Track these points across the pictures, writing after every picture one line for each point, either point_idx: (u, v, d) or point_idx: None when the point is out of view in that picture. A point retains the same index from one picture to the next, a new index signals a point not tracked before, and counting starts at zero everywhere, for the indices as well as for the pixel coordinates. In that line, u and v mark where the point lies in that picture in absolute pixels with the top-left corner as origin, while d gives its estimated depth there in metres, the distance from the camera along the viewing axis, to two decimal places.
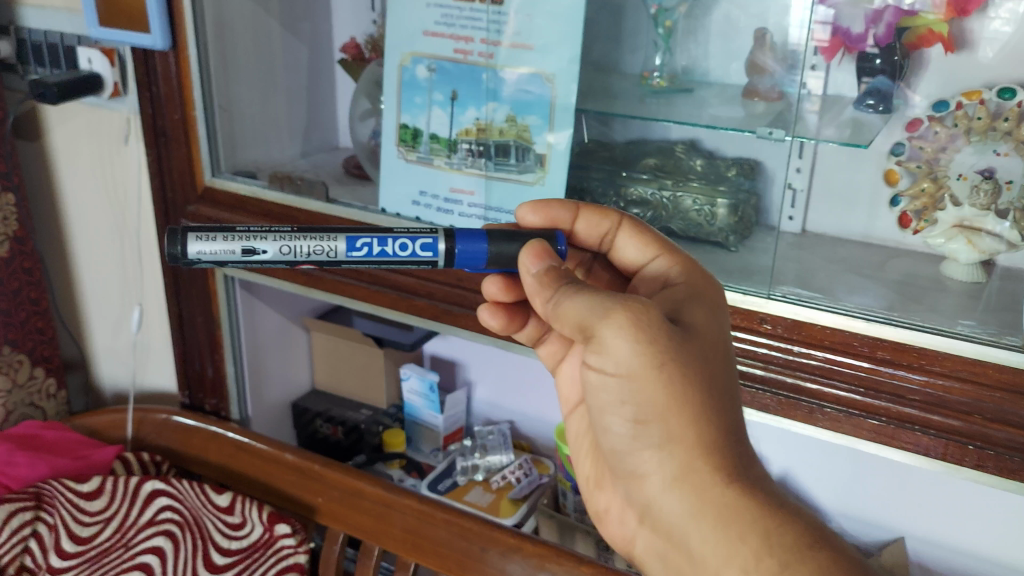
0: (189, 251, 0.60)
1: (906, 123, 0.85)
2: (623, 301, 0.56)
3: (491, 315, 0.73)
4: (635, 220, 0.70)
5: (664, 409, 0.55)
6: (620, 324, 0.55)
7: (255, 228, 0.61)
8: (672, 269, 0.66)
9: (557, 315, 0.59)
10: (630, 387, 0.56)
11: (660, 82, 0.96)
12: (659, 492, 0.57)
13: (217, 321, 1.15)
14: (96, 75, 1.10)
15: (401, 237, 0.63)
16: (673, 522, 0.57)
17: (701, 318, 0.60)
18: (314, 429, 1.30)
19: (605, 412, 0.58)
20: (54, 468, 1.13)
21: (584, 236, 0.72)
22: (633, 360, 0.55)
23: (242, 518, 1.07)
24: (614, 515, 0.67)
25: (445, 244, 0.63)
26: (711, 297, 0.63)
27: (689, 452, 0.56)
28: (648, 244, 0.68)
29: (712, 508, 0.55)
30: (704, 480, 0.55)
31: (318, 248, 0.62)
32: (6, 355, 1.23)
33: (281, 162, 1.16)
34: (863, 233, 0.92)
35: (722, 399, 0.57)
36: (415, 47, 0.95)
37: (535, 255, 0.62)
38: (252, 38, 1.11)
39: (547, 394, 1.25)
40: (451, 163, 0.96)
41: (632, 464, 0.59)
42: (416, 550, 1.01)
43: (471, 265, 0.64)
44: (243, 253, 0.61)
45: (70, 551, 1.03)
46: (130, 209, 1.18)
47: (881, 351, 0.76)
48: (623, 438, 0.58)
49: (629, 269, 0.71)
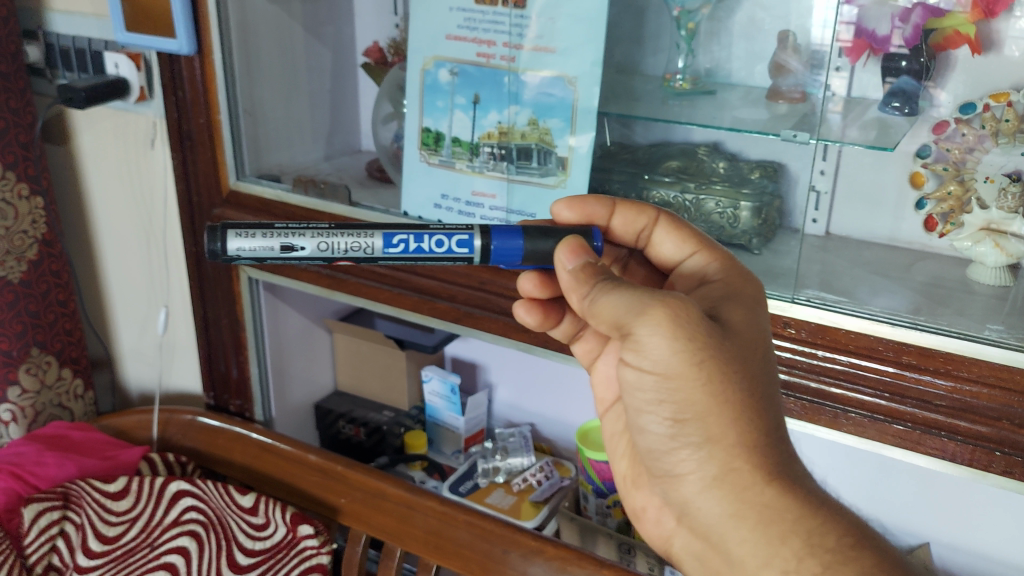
0: (229, 247, 0.60)
1: (933, 124, 0.84)
2: (660, 297, 0.55)
3: (528, 311, 0.72)
4: (672, 216, 0.69)
5: (703, 408, 0.55)
6: (657, 321, 0.54)
7: (293, 225, 0.61)
8: (710, 266, 0.66)
9: (593, 312, 0.58)
10: (667, 386, 0.56)
11: (683, 83, 0.95)
12: (697, 492, 0.57)
13: (241, 322, 1.16)
14: (122, 79, 1.12)
15: (438, 234, 0.62)
16: (712, 523, 0.57)
17: (739, 316, 0.60)
18: (337, 430, 1.31)
19: (642, 411, 0.58)
20: (82, 468, 1.14)
21: (620, 232, 0.71)
22: (671, 359, 0.55)
23: (266, 519, 1.07)
24: (650, 514, 0.66)
25: (480, 241, 0.63)
26: (750, 294, 0.63)
27: (729, 451, 0.55)
28: (686, 241, 0.68)
29: (753, 510, 0.55)
30: (744, 479, 0.55)
31: (356, 244, 0.62)
32: (34, 357, 1.25)
33: (305, 165, 1.17)
34: (888, 235, 0.91)
35: (762, 398, 0.57)
36: (438, 51, 0.95)
37: (571, 252, 0.61)
38: (277, 42, 1.12)
39: (568, 396, 1.26)
40: (473, 167, 0.96)
41: (669, 463, 0.58)
42: (439, 552, 1.01)
43: (506, 262, 0.64)
44: (282, 249, 0.61)
45: (96, 551, 1.04)
46: (156, 211, 1.20)
47: (907, 356, 0.76)
48: (660, 437, 0.58)
49: (666, 266, 0.71)
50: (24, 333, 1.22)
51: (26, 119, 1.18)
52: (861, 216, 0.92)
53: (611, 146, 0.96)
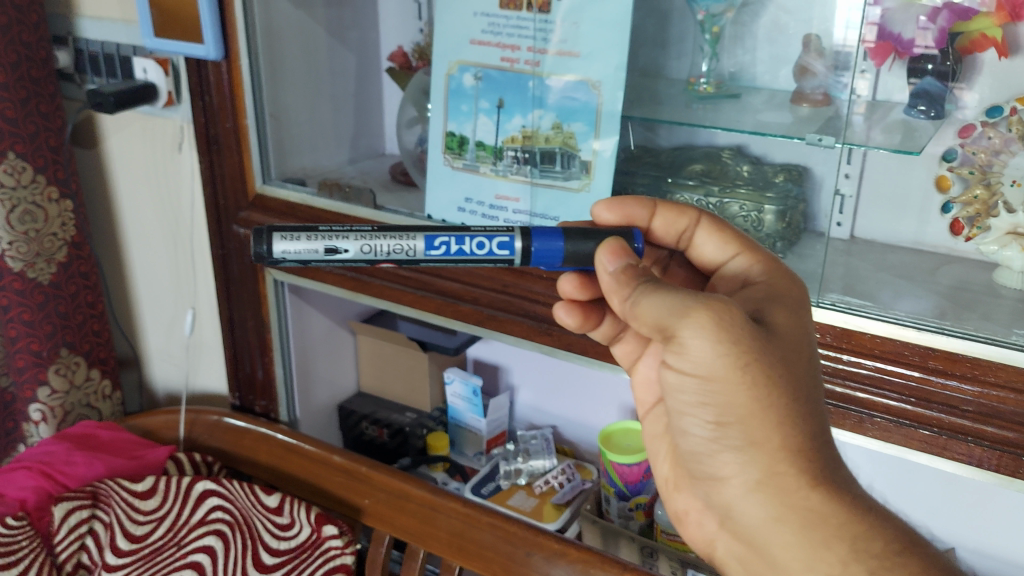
0: (274, 250, 0.61)
1: (959, 127, 0.83)
2: (703, 300, 0.55)
3: (568, 312, 0.73)
4: (714, 218, 0.69)
5: (746, 411, 0.56)
6: (701, 324, 0.54)
7: (337, 228, 0.62)
8: (753, 268, 0.66)
9: (635, 314, 0.58)
10: (710, 389, 0.56)
11: (706, 88, 0.95)
12: (740, 496, 0.58)
13: (267, 323, 1.17)
14: (150, 84, 1.13)
15: (478, 236, 0.63)
16: (755, 526, 0.59)
17: (784, 318, 0.60)
18: (360, 431, 1.32)
19: (684, 413, 0.59)
20: (110, 468, 1.16)
21: (661, 234, 0.71)
22: (715, 362, 0.55)
23: (291, 519, 1.08)
24: (693, 516, 0.66)
25: (521, 243, 0.63)
26: (794, 297, 0.63)
27: (772, 456, 0.56)
28: (729, 242, 0.68)
29: (797, 515, 0.56)
30: (788, 484, 0.56)
31: (398, 247, 0.62)
32: (64, 357, 1.27)
33: (329, 169, 1.18)
34: (913, 239, 0.91)
35: (806, 402, 0.57)
36: (462, 56, 0.96)
37: (613, 253, 0.62)
38: (302, 46, 1.13)
39: (589, 399, 1.26)
40: (497, 170, 0.97)
41: (711, 466, 0.60)
42: (462, 553, 1.02)
43: (546, 263, 0.64)
44: (325, 253, 0.62)
45: (125, 549, 1.06)
46: (183, 214, 1.21)
47: (932, 360, 0.76)
48: (702, 440, 0.59)
49: (708, 268, 0.70)
50: (54, 333, 1.24)
51: (56, 123, 1.19)
52: (885, 219, 0.92)
53: (634, 149, 0.96)
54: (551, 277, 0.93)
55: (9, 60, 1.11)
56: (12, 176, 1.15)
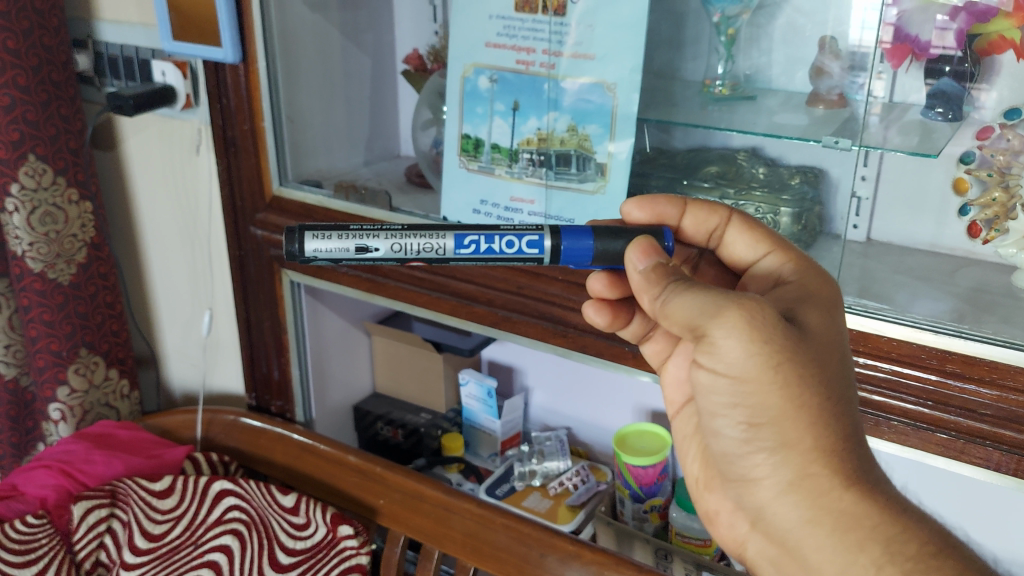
0: (306, 249, 0.62)
1: (978, 129, 0.83)
2: (735, 299, 0.55)
3: (597, 312, 0.73)
4: (744, 216, 0.70)
5: (778, 412, 0.55)
6: (732, 323, 0.54)
7: (368, 226, 0.63)
8: (785, 266, 0.66)
9: (665, 313, 0.58)
10: (742, 390, 0.56)
11: (722, 89, 0.95)
12: (773, 497, 0.58)
13: (283, 323, 1.18)
14: (169, 87, 1.14)
15: (508, 235, 0.63)
16: (788, 528, 0.58)
17: (817, 318, 0.59)
18: (375, 431, 1.32)
19: (716, 414, 0.59)
20: (129, 468, 1.17)
21: (692, 232, 0.71)
22: (747, 362, 0.55)
23: (306, 519, 1.09)
24: (724, 518, 0.65)
25: (551, 241, 0.63)
26: (827, 296, 0.62)
27: (806, 457, 0.56)
28: (760, 240, 0.68)
29: (830, 517, 0.56)
30: (821, 485, 0.56)
31: (428, 245, 0.62)
32: (83, 357, 1.28)
33: (344, 171, 1.19)
34: (930, 241, 0.91)
35: (840, 402, 0.56)
36: (477, 58, 0.96)
37: (643, 252, 0.61)
38: (317, 49, 1.13)
39: (603, 401, 1.26)
40: (512, 172, 0.97)
41: (744, 467, 0.59)
42: (476, 554, 1.02)
43: (575, 262, 0.64)
44: (356, 251, 0.62)
45: (143, 548, 1.07)
46: (201, 215, 1.22)
47: (950, 364, 0.75)
48: (735, 441, 0.58)
49: (738, 266, 0.70)
50: (73, 333, 1.26)
51: (76, 126, 1.21)
52: (902, 221, 0.91)
53: (649, 151, 0.96)
54: (566, 278, 0.94)
55: (30, 63, 1.12)
56: (34, 178, 1.17)
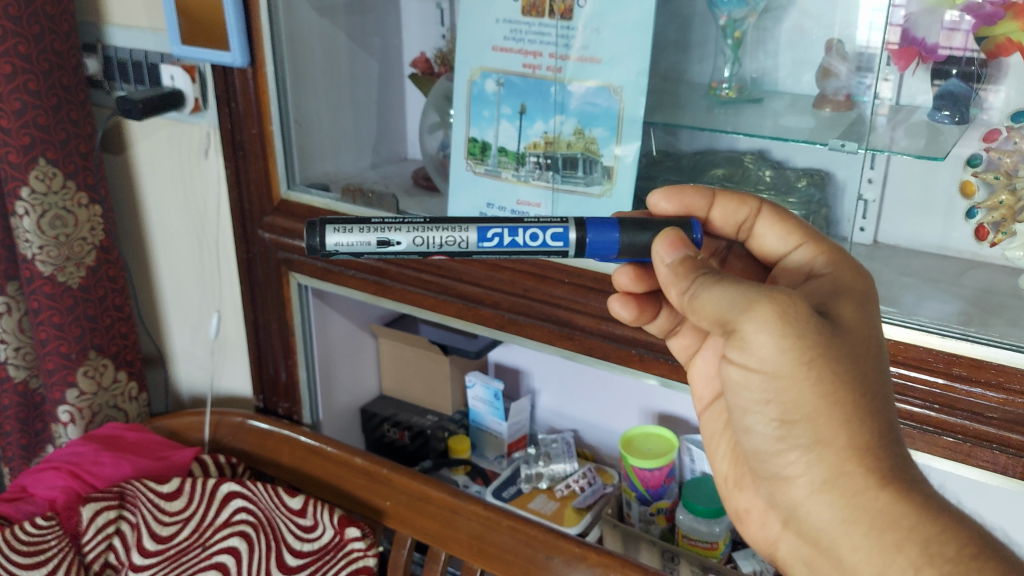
0: (327, 242, 0.62)
1: (986, 131, 0.82)
2: (767, 293, 0.55)
3: (623, 305, 0.73)
4: (775, 207, 0.69)
5: (812, 409, 0.55)
6: (763, 318, 0.55)
7: (389, 220, 0.63)
8: (817, 259, 0.65)
9: (693, 307, 0.59)
10: (775, 386, 0.56)
11: (728, 92, 0.95)
12: (807, 496, 0.57)
13: (291, 327, 1.19)
14: (178, 91, 1.15)
15: (532, 227, 0.63)
16: (823, 528, 0.57)
17: (851, 311, 0.59)
18: (382, 433, 1.33)
19: (747, 410, 0.59)
20: (137, 468, 1.18)
21: (721, 224, 0.72)
22: (779, 358, 0.55)
23: (314, 521, 1.09)
24: (754, 516, 0.65)
25: (575, 234, 0.63)
26: (860, 290, 0.61)
27: (840, 455, 0.55)
28: (791, 233, 0.68)
29: (866, 516, 0.55)
30: (856, 484, 0.55)
31: (451, 239, 0.63)
32: (92, 360, 1.28)
33: (352, 174, 1.20)
34: (937, 244, 0.90)
35: (874, 398, 0.56)
36: (484, 62, 0.96)
37: (671, 244, 0.62)
38: (325, 54, 1.14)
39: (612, 402, 1.26)
40: (519, 175, 0.97)
41: (777, 466, 0.59)
42: (482, 556, 1.03)
43: (601, 255, 0.65)
44: (378, 244, 0.62)
45: (151, 549, 1.08)
46: (209, 219, 1.23)
47: (956, 367, 0.76)
48: (767, 438, 0.58)
49: (769, 259, 0.70)
50: (82, 336, 1.26)
51: (86, 130, 1.21)
52: (909, 224, 0.91)
53: (656, 154, 0.96)
54: (572, 280, 0.94)
55: (40, 68, 1.13)
56: (43, 182, 1.18)
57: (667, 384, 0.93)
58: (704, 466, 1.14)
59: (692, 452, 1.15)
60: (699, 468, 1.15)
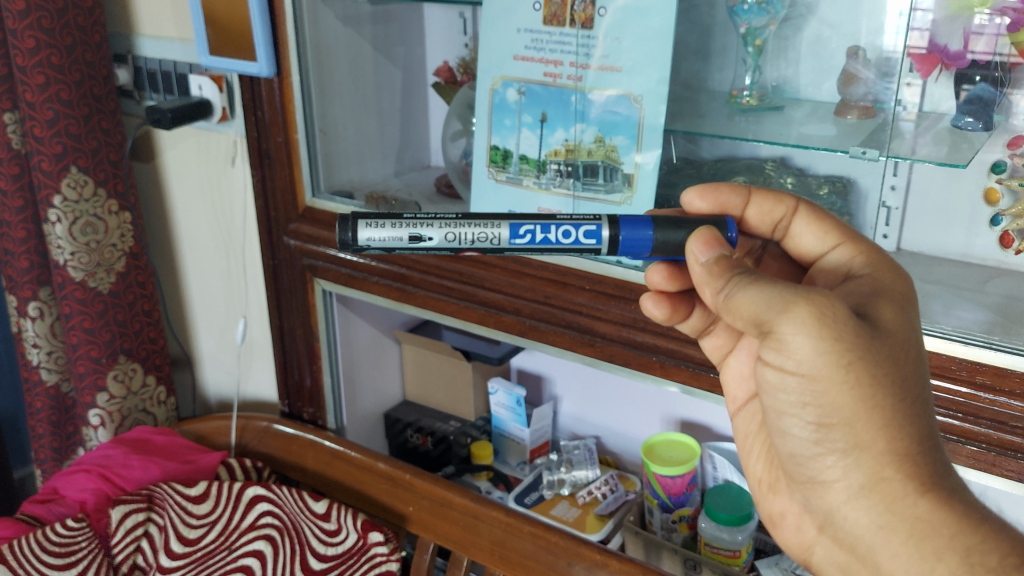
0: (359, 237, 0.63)
1: (1009, 138, 0.81)
2: (804, 294, 0.55)
3: (655, 304, 0.72)
4: (812, 207, 0.69)
5: (851, 413, 0.55)
6: (801, 319, 0.54)
7: (421, 215, 0.64)
8: (855, 260, 0.65)
9: (728, 307, 0.59)
10: (813, 389, 0.56)
11: (749, 100, 0.95)
12: (845, 501, 0.57)
13: (315, 332, 1.20)
14: (206, 101, 1.17)
15: (565, 224, 0.64)
16: (860, 534, 0.57)
17: (890, 313, 0.59)
18: (405, 438, 1.34)
19: (784, 413, 0.59)
20: (165, 472, 1.19)
21: (756, 222, 0.72)
22: (817, 360, 0.55)
23: (338, 525, 1.09)
24: (789, 520, 0.65)
25: (609, 231, 0.64)
26: (900, 292, 0.61)
27: (878, 460, 0.55)
28: (829, 233, 0.68)
29: (905, 523, 0.55)
30: (895, 490, 0.55)
31: (482, 235, 0.63)
32: (122, 364, 1.31)
33: (376, 181, 1.21)
34: (961, 252, 0.90)
35: (913, 403, 0.56)
36: (505, 71, 0.97)
37: (705, 243, 0.62)
38: (350, 64, 1.15)
39: (635, 409, 1.26)
40: (540, 183, 0.98)
41: (814, 469, 0.59)
42: (505, 562, 1.03)
43: (634, 253, 0.65)
44: (409, 240, 0.63)
45: (178, 552, 1.10)
46: (236, 226, 1.25)
47: (980, 376, 0.75)
48: (804, 442, 0.58)
49: (805, 259, 0.70)
50: (112, 340, 1.29)
51: (116, 139, 1.24)
52: (933, 232, 0.91)
53: (676, 161, 0.97)
54: (594, 288, 0.94)
55: (72, 78, 1.15)
56: (75, 189, 1.20)
57: (688, 392, 0.93)
58: (726, 474, 1.13)
59: (714, 459, 1.14)
60: (721, 476, 1.14)
